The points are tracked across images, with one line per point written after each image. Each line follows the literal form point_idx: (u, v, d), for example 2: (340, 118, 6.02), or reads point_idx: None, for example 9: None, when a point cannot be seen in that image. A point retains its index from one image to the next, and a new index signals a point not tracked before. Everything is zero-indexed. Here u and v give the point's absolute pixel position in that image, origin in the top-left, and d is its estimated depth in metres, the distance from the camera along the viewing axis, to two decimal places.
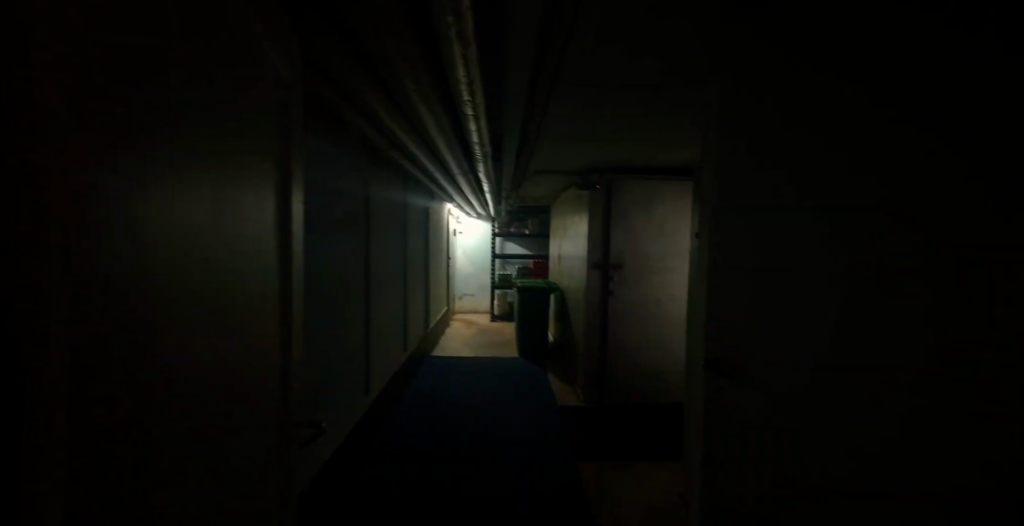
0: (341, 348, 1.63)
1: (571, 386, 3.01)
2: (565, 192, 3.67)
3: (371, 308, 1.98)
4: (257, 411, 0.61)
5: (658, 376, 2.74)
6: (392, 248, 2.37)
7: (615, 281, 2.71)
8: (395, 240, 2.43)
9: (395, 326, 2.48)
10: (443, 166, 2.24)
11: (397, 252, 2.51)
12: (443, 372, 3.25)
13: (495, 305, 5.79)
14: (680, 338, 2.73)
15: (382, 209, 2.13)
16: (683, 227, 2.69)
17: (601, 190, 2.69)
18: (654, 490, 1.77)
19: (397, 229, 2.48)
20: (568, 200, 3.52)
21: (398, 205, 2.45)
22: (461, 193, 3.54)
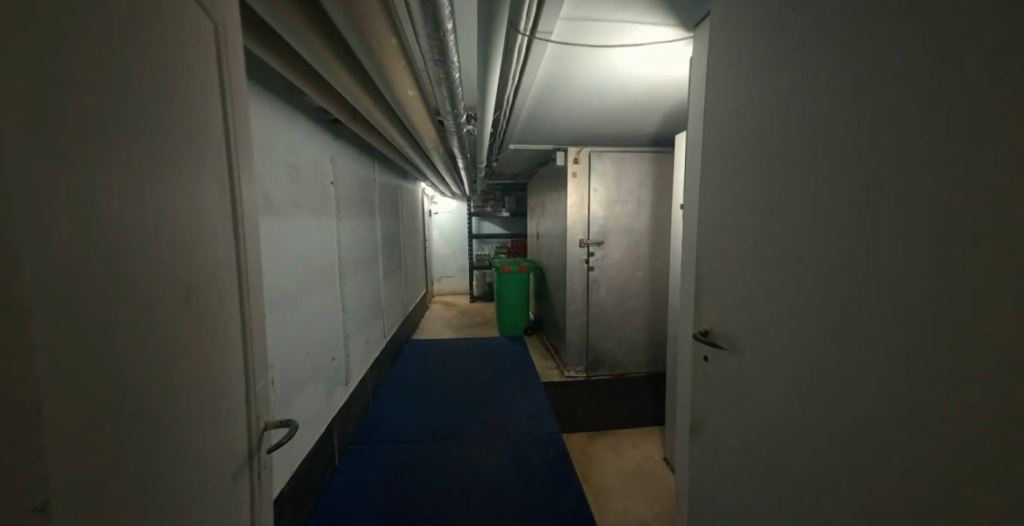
0: (317, 337, 1.55)
1: (554, 362, 3.04)
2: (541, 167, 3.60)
3: (346, 294, 1.90)
4: (171, 411, 0.54)
5: (639, 347, 2.81)
6: (365, 230, 2.25)
7: (596, 258, 2.72)
8: (367, 223, 2.31)
9: (373, 312, 2.39)
10: (413, 139, 2.09)
11: (371, 235, 2.39)
12: (426, 354, 3.22)
13: (475, 285, 5.74)
14: (659, 310, 2.79)
15: (352, 189, 2.00)
16: (661, 200, 2.70)
17: (580, 166, 2.65)
18: (637, 456, 1.85)
19: (370, 212, 2.36)
20: (546, 177, 3.46)
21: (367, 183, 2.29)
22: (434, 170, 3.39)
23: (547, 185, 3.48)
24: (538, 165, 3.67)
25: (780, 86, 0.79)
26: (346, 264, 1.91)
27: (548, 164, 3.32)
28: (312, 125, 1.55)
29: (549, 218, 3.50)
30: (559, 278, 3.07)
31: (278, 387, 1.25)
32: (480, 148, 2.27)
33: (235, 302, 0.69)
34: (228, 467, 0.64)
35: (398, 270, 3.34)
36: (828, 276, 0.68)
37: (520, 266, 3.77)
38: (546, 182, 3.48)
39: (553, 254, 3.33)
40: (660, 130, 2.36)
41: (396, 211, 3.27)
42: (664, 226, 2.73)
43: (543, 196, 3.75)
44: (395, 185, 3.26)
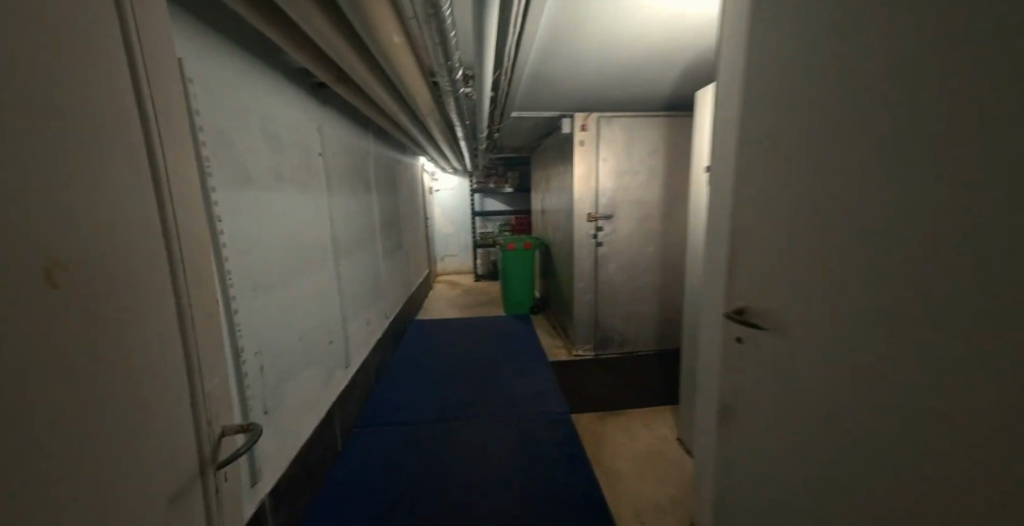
0: (312, 322, 1.46)
1: (561, 340, 2.96)
2: (546, 137, 3.41)
3: (343, 275, 1.81)
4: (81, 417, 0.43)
5: (649, 324, 2.71)
6: (361, 208, 2.13)
7: (604, 233, 2.58)
8: (363, 199, 2.19)
9: (374, 292, 2.31)
10: (407, 104, 1.92)
11: (368, 212, 2.28)
12: (430, 335, 3.15)
13: (478, 264, 5.64)
14: (670, 286, 2.67)
15: (343, 163, 1.87)
16: (674, 170, 2.53)
17: (589, 133, 2.47)
18: (650, 435, 1.78)
19: (365, 189, 2.24)
20: (551, 148, 3.28)
21: (360, 155, 2.14)
22: (432, 141, 3.21)
23: (552, 157, 3.31)
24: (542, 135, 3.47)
25: (841, 7, 0.64)
26: (341, 243, 1.81)
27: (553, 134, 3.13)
28: (294, 89, 1.41)
29: (554, 192, 3.35)
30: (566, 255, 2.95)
31: (271, 374, 1.16)
32: (480, 115, 2.11)
33: (171, 283, 0.58)
34: (173, 477, 0.55)
35: (398, 250, 3.23)
36: (893, 241, 0.56)
37: (525, 243, 3.65)
38: (551, 154, 3.30)
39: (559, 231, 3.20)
40: (674, 90, 2.17)
41: (394, 188, 3.14)
42: (677, 197, 2.57)
43: (548, 169, 3.58)
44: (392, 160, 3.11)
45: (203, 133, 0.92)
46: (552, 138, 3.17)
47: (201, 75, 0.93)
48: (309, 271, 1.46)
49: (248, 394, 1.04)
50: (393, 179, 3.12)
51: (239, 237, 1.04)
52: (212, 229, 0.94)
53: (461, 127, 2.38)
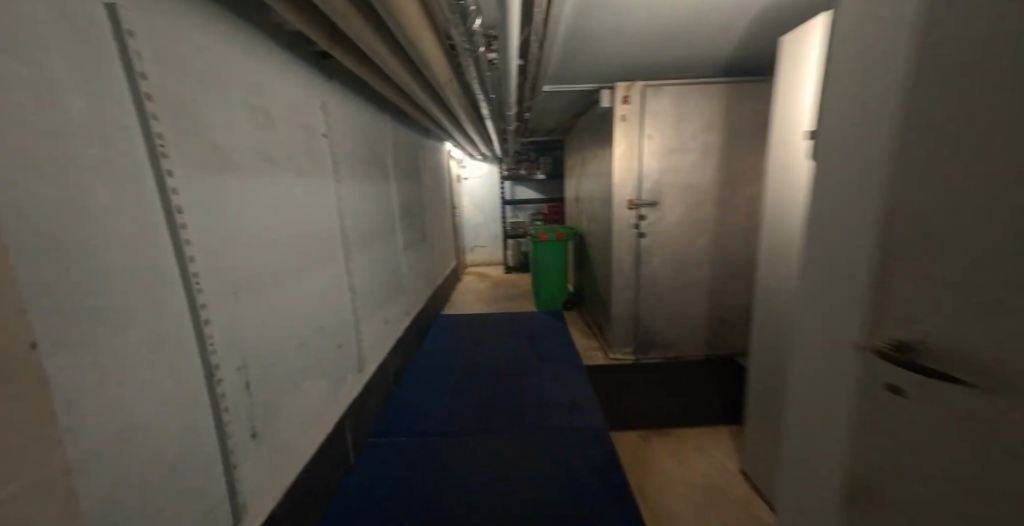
0: (312, 326, 1.29)
1: (597, 341, 2.69)
2: (581, 115, 3.10)
3: (352, 272, 1.64)
4: None
5: (699, 326, 2.37)
6: (374, 198, 1.95)
7: (648, 222, 2.26)
8: (377, 189, 2.01)
9: (391, 289, 2.15)
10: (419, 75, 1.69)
11: (383, 202, 2.10)
12: (456, 333, 2.99)
13: (509, 256, 5.43)
14: (724, 282, 2.31)
15: (348, 148, 1.68)
16: (733, 146, 2.16)
17: (632, 106, 2.14)
18: (707, 462, 1.50)
19: (379, 178, 2.05)
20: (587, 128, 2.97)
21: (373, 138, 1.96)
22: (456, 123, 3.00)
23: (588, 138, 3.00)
24: (577, 113, 3.16)
25: None
26: (349, 236, 1.63)
27: (590, 112, 2.82)
28: (286, 60, 1.23)
29: (590, 178, 3.04)
30: (603, 246, 2.66)
31: (258, 392, 1.00)
32: (506, 86, 1.84)
33: None
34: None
35: (422, 241, 3.07)
36: None
37: (558, 234, 3.39)
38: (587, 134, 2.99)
39: (595, 221, 2.91)
40: (738, 48, 1.80)
41: (414, 177, 2.96)
42: (736, 178, 2.19)
43: (583, 152, 3.26)
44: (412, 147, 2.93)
45: (151, 102, 0.74)
46: (588, 116, 2.86)
47: (153, 31, 0.76)
48: (310, 268, 1.30)
49: (225, 419, 0.87)
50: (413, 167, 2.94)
51: (210, 232, 0.87)
52: (171, 223, 0.77)
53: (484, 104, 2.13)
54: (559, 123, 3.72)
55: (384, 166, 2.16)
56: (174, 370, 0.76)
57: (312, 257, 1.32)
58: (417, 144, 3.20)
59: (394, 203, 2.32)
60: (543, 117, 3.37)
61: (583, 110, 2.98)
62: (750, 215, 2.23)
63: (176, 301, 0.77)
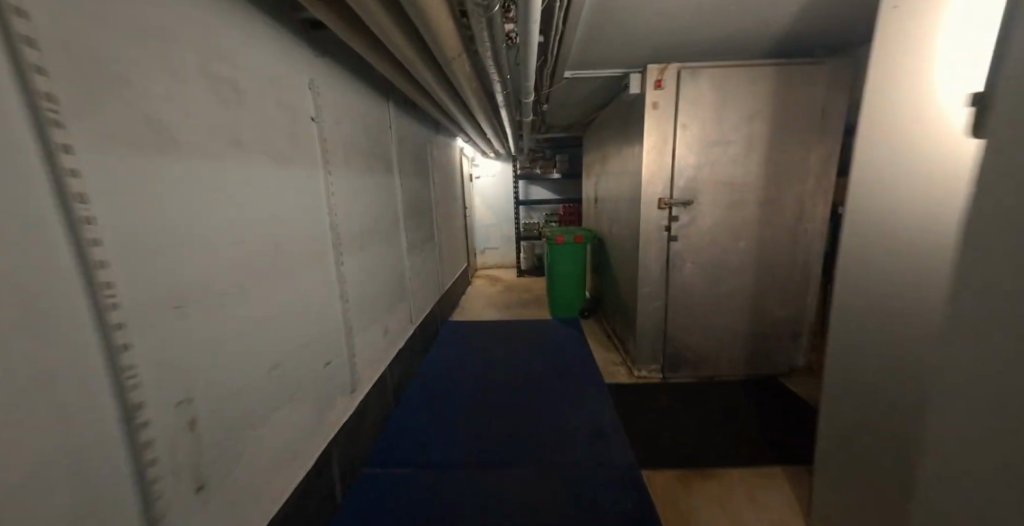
0: (287, 343, 1.09)
1: (618, 356, 2.43)
2: (602, 107, 2.85)
3: (339, 278, 1.43)
4: None
5: (738, 343, 2.09)
6: (370, 195, 1.75)
7: (680, 224, 1.99)
8: (375, 185, 1.81)
9: (389, 295, 1.94)
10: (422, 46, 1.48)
11: (382, 199, 1.90)
12: (464, 343, 2.77)
13: (522, 259, 5.21)
14: (767, 294, 2.04)
15: (339, 136, 1.48)
16: (782, 138, 1.87)
17: (666, 90, 1.88)
18: (766, 518, 1.24)
19: (376, 172, 1.85)
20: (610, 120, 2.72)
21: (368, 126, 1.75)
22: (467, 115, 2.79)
23: (611, 131, 2.75)
24: (599, 105, 2.91)
25: None
26: (337, 237, 1.43)
27: (615, 102, 2.56)
28: (258, 23, 1.02)
29: (612, 175, 2.79)
30: (626, 251, 2.40)
31: (207, 434, 0.79)
32: (527, 64, 1.62)
33: None
34: None
35: (429, 243, 2.87)
36: None
37: (575, 237, 3.16)
38: (610, 127, 2.74)
39: (617, 222, 2.66)
40: (796, 20, 1.53)
41: (421, 173, 2.75)
42: (785, 175, 1.90)
43: (604, 147, 3.01)
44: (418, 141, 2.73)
45: (38, 51, 0.54)
46: (613, 107, 2.61)
47: None
48: (284, 274, 1.09)
49: (150, 478, 0.67)
50: (419, 163, 2.73)
51: (134, 232, 0.66)
52: (69, 219, 0.57)
53: (497, 87, 1.91)
54: (578, 117, 3.48)
55: (384, 160, 1.97)
56: (65, 417, 0.56)
57: (287, 262, 1.11)
58: (425, 138, 3.01)
59: (394, 201, 2.12)
60: (561, 109, 3.13)
61: (606, 100, 2.73)
62: (800, 218, 1.95)
63: (72, 320, 0.58)
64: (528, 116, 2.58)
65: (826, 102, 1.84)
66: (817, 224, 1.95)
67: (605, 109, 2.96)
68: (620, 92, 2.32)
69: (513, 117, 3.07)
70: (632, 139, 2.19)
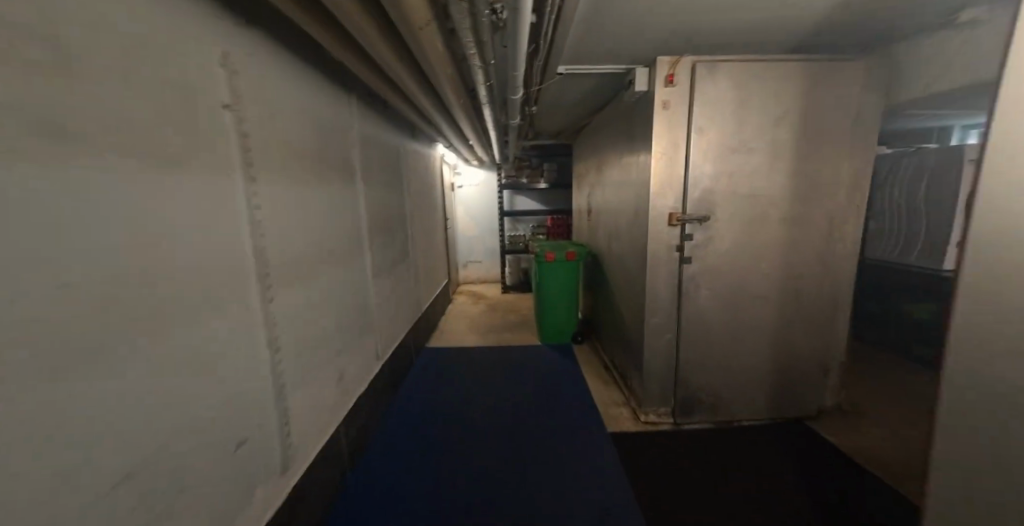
0: (143, 435, 0.73)
1: (620, 393, 2.12)
2: (598, 109, 2.59)
3: (265, 322, 1.07)
4: None
5: (760, 381, 1.80)
6: (318, 209, 1.39)
7: (694, 243, 1.71)
8: (325, 196, 1.45)
9: (345, 332, 1.58)
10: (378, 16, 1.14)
11: (334, 215, 1.54)
12: (442, 377, 2.42)
13: (507, 274, 4.89)
14: (792, 326, 1.77)
15: (271, 133, 1.13)
16: (811, 146, 1.63)
17: (679, 86, 1.61)
18: None
19: (327, 182, 1.49)
20: (607, 125, 2.46)
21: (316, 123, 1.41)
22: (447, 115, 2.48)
23: (608, 137, 2.49)
24: (593, 108, 2.64)
25: None
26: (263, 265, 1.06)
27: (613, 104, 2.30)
28: None
29: (608, 186, 2.52)
30: (627, 272, 2.12)
31: None
32: (518, 49, 1.31)
33: None
34: None
35: (402, 261, 2.52)
36: None
37: (567, 253, 2.86)
38: (607, 132, 2.48)
39: (615, 239, 2.38)
40: (838, 8, 1.28)
41: (391, 182, 2.41)
42: (814, 189, 1.65)
43: (600, 154, 2.75)
44: (387, 145, 2.39)
45: None
46: (611, 110, 2.35)
47: None
48: None
49: None
50: (389, 171, 2.39)
51: None
52: None
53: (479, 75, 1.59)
54: (569, 122, 3.21)
55: (339, 165, 1.61)
56: None
57: None
58: (398, 143, 2.67)
59: (354, 214, 1.77)
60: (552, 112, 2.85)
61: (603, 102, 2.47)
62: (830, 239, 1.70)
63: None
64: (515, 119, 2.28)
65: (858, 105, 1.60)
66: (848, 245, 1.70)
67: (600, 112, 2.70)
68: (621, 92, 2.06)
69: (498, 121, 2.77)
70: (635, 145, 1.93)
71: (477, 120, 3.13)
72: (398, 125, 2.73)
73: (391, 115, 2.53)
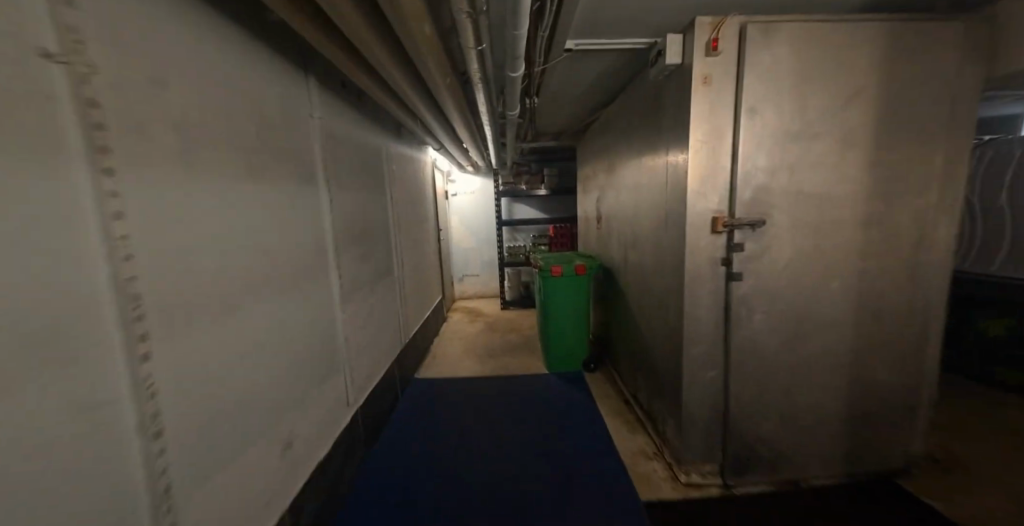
0: None
1: (648, 438, 1.75)
2: (611, 97, 2.27)
3: (136, 394, 0.68)
4: None
5: (831, 428, 1.42)
6: (251, 217, 1.02)
7: (746, 255, 1.35)
8: (264, 201, 1.08)
9: (297, 379, 1.19)
10: None
11: (280, 225, 1.16)
12: (432, 419, 2.03)
13: (506, 288, 4.54)
14: (873, 360, 1.40)
15: (159, 108, 0.76)
16: (894, 128, 1.27)
17: (724, 54, 1.28)
18: None
19: (270, 181, 1.12)
20: (622, 115, 2.11)
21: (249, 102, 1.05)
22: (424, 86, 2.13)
23: (624, 129, 2.14)
24: (605, 96, 2.30)
25: None
26: (133, 303, 0.68)
27: (631, 88, 1.96)
28: None
29: (624, 186, 2.17)
30: (654, 289, 1.75)
31: None
32: (520, 1, 0.95)
33: None
34: None
35: (384, 278, 2.15)
36: None
37: (576, 266, 2.51)
38: (622, 123, 2.13)
39: (635, 248, 2.02)
40: None
41: (369, 186, 2.05)
42: (899, 182, 1.30)
43: (612, 151, 2.39)
44: (365, 143, 2.04)
45: None
46: (628, 96, 2.00)
47: None
48: None
49: None
50: (367, 174, 2.04)
51: None
52: None
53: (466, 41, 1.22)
54: (574, 117, 2.87)
55: (290, 162, 1.25)
56: None
57: None
58: (378, 141, 2.32)
59: (314, 225, 1.39)
60: (556, 104, 2.50)
61: (617, 88, 2.13)
62: (919, 246, 1.34)
63: None
64: (516, 108, 1.94)
65: (953, 75, 1.26)
66: (941, 253, 1.34)
67: (612, 102, 2.36)
68: (643, 70, 1.71)
69: (495, 113, 2.42)
70: (663, 134, 1.58)
71: (470, 115, 2.78)
72: (379, 122, 2.38)
73: (370, 109, 2.18)
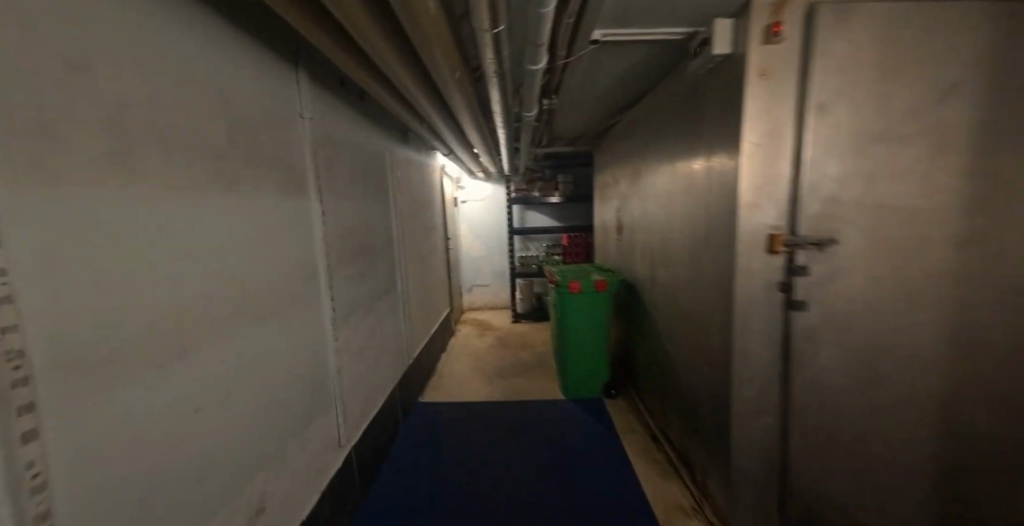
0: None
1: (684, 488, 1.52)
2: (637, 97, 2.07)
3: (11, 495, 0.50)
4: None
5: (910, 491, 1.18)
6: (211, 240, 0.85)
7: (811, 283, 1.13)
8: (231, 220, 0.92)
9: (267, 431, 1.01)
10: None
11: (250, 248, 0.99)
12: (436, 454, 1.85)
13: (517, 300, 4.34)
14: (966, 411, 1.15)
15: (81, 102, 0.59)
16: (997, 130, 1.04)
17: (786, 43, 1.07)
18: None
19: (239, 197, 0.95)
20: (652, 117, 1.92)
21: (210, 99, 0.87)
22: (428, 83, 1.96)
23: (654, 131, 1.94)
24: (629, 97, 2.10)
25: None
26: (9, 363, 0.50)
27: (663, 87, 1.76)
28: None
29: (651, 195, 1.97)
30: (690, 314, 1.54)
31: None
32: None
33: None
34: None
35: (385, 296, 1.98)
36: None
37: (597, 282, 2.31)
38: (652, 127, 1.93)
39: (664, 264, 1.81)
40: None
41: (370, 197, 1.89)
42: (1002, 196, 1.06)
43: (638, 156, 2.19)
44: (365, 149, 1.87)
45: None
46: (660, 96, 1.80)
47: None
48: None
49: None
50: (368, 183, 1.87)
51: None
52: None
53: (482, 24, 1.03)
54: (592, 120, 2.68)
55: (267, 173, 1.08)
56: None
57: None
58: (381, 148, 2.16)
59: (298, 242, 1.22)
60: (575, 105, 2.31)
61: (644, 88, 1.93)
62: None
63: None
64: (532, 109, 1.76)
65: None
66: None
67: (636, 104, 2.16)
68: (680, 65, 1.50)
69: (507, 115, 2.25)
70: (703, 140, 1.38)
71: (481, 118, 2.61)
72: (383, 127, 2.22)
73: (373, 112, 2.02)
